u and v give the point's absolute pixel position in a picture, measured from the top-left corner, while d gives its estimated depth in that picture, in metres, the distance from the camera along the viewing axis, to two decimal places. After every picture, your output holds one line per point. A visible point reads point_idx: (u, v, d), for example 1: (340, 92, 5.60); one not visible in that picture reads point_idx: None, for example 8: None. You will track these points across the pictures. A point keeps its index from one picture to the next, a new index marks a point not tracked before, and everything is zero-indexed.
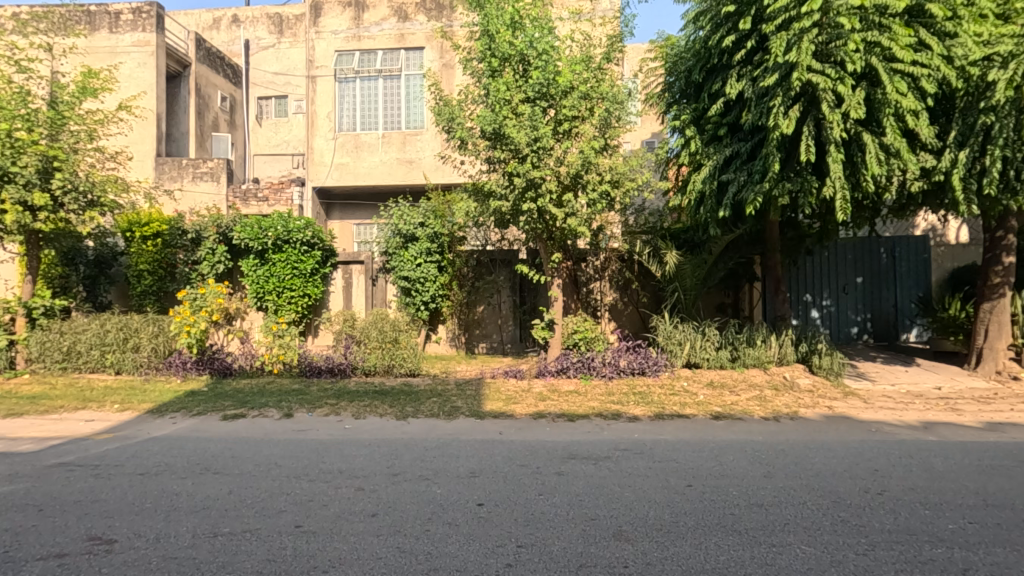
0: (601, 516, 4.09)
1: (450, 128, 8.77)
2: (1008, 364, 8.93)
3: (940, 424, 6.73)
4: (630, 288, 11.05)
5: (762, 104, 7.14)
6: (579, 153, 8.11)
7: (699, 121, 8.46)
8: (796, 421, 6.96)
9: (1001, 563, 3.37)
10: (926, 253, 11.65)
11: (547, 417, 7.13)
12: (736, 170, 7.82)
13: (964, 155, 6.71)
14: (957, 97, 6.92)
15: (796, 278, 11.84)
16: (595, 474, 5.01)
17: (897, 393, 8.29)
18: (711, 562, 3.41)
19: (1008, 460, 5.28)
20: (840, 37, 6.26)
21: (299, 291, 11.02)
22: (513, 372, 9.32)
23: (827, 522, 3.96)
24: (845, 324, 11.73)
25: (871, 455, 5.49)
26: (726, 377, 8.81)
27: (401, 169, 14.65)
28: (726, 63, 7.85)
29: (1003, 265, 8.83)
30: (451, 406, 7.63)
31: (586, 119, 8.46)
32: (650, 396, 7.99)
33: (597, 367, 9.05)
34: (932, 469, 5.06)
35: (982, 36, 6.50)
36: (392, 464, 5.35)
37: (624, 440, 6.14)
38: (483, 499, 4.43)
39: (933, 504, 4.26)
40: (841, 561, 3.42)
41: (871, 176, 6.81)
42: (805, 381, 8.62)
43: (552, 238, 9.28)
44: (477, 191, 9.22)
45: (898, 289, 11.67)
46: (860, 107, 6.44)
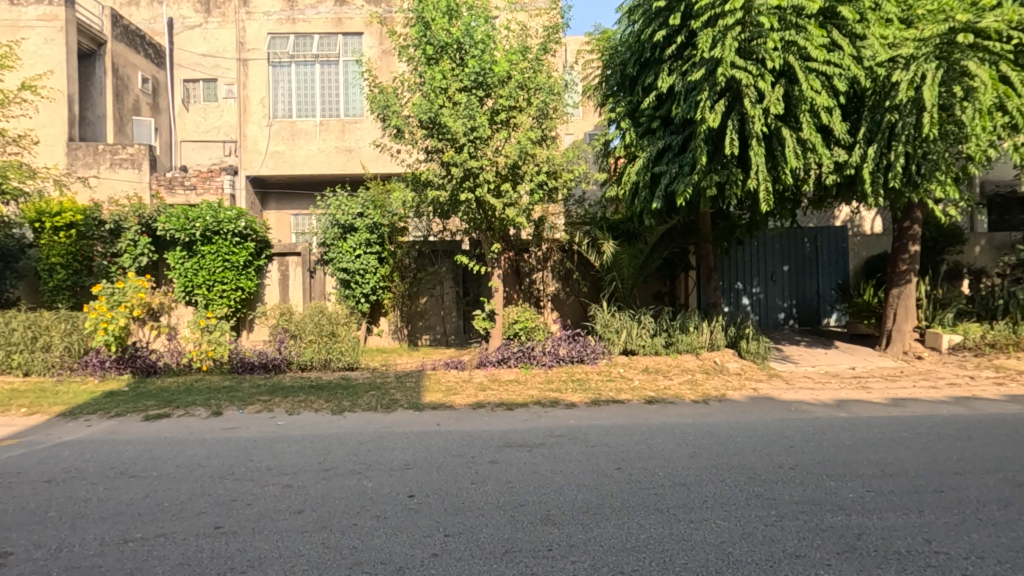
0: (530, 502, 4.16)
1: (386, 116, 8.63)
2: (913, 344, 9.65)
3: (851, 402, 7.24)
4: (571, 278, 11.26)
5: (690, 98, 7.39)
6: (516, 144, 8.14)
7: (634, 114, 8.68)
8: (723, 403, 7.31)
9: (892, 527, 3.66)
10: (846, 242, 12.43)
11: (487, 407, 7.18)
12: (668, 162, 8.06)
13: (872, 150, 7.17)
14: (866, 96, 7.35)
15: (729, 267, 12.31)
16: (529, 461, 5.09)
17: (816, 374, 8.86)
18: (631, 541, 3.54)
19: (906, 432, 5.75)
20: (760, 36, 6.55)
21: (231, 284, 10.57)
22: (453, 363, 9.30)
23: (742, 496, 4.19)
24: (773, 310, 12.36)
25: (788, 433, 5.84)
26: (660, 363, 9.11)
27: (340, 158, 14.24)
28: (658, 57, 8.04)
29: (909, 253, 9.56)
30: (389, 398, 7.54)
31: (523, 110, 8.45)
32: (588, 383, 8.17)
33: (537, 356, 9.15)
34: (841, 443, 5.44)
35: (888, 38, 6.93)
36: (323, 459, 5.23)
37: (560, 426, 6.26)
38: (414, 491, 4.41)
39: (838, 475, 4.58)
40: (751, 533, 3.61)
41: (790, 169, 7.23)
42: (733, 365, 9.04)
43: (492, 229, 9.22)
44: (415, 181, 9.03)
45: (820, 277, 12.40)
46: (779, 103, 6.77)
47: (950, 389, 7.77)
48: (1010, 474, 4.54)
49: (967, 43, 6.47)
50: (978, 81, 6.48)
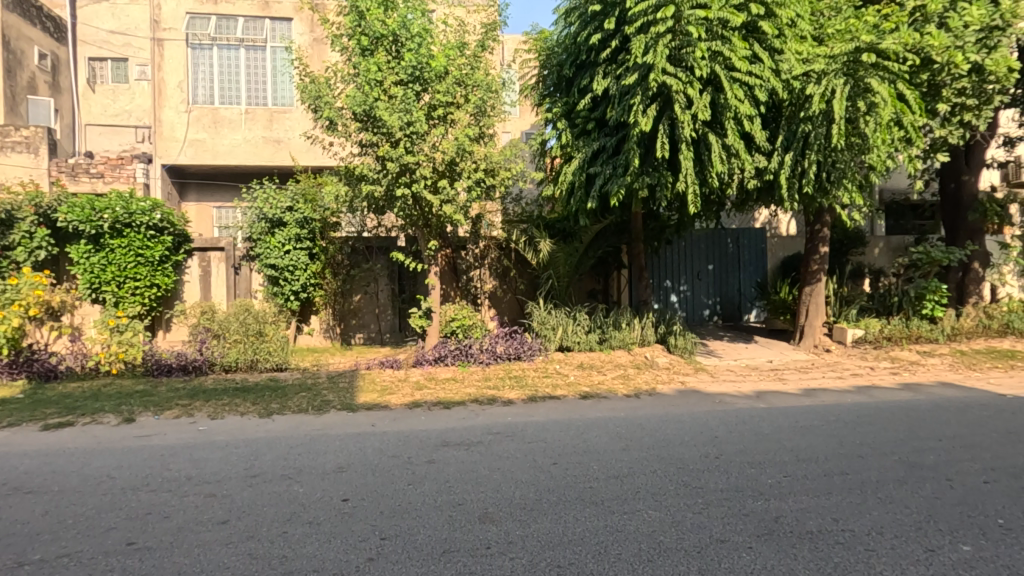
0: (468, 500, 4.15)
1: (317, 106, 8.36)
2: (822, 338, 10.44)
3: (769, 393, 7.74)
4: (508, 276, 11.33)
5: (624, 101, 7.62)
6: (454, 140, 8.06)
7: (570, 115, 8.85)
8: (654, 397, 7.61)
9: (805, 509, 3.95)
10: (763, 243, 13.29)
11: (423, 406, 7.09)
12: (603, 163, 8.27)
13: (789, 158, 7.68)
14: (783, 107, 7.85)
15: (659, 266, 12.78)
16: (466, 460, 5.07)
17: (738, 367, 9.39)
18: (568, 534, 3.60)
19: (817, 420, 6.22)
20: (689, 44, 6.84)
21: (145, 281, 9.83)
22: (389, 362, 9.11)
23: (672, 486, 4.37)
24: (699, 307, 12.97)
25: (713, 424, 6.16)
26: (594, 359, 9.34)
27: (268, 148, 13.56)
28: (593, 60, 8.24)
29: (819, 254, 10.33)
30: (321, 399, 7.28)
31: (461, 107, 8.39)
32: (525, 380, 8.26)
33: (475, 354, 9.14)
34: (760, 432, 5.80)
35: (803, 54, 7.44)
36: (250, 466, 4.97)
37: (497, 424, 6.28)
38: (349, 495, 4.28)
39: (758, 463, 4.88)
40: (680, 521, 3.78)
41: (716, 173, 7.61)
42: (663, 360, 9.42)
43: (428, 225, 9.10)
44: (348, 175, 8.76)
45: (741, 275, 13.17)
46: (706, 110, 7.11)
47: (854, 379, 8.47)
48: (905, 455, 5.01)
49: (870, 62, 7.05)
50: (879, 98, 7.08)
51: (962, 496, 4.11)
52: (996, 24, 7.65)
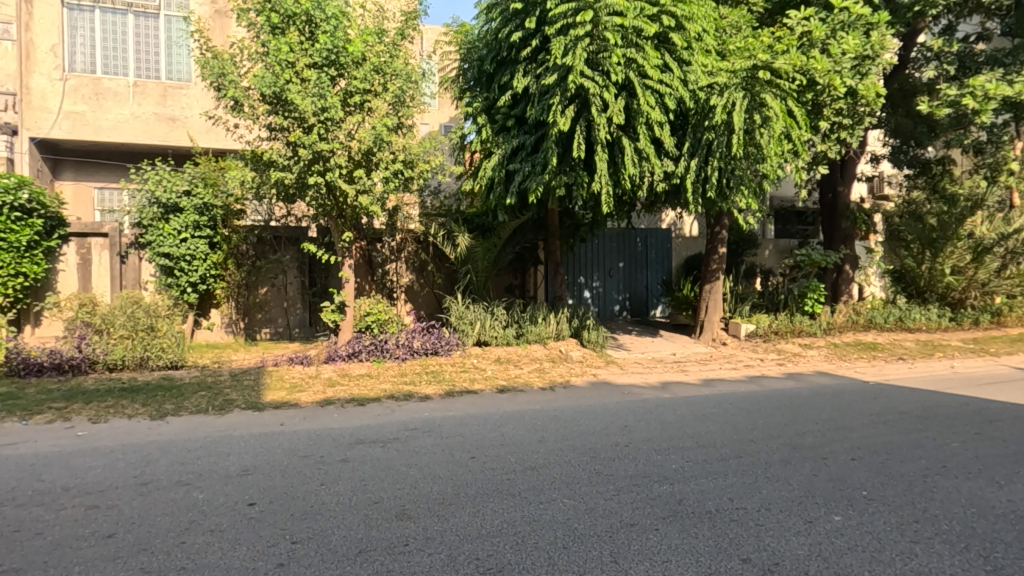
0: (384, 498, 4.08)
1: (222, 84, 7.83)
2: (719, 333, 11.27)
3: (673, 384, 8.27)
4: (425, 270, 11.17)
5: (543, 101, 7.77)
6: (371, 129, 7.80)
7: (490, 110, 8.87)
8: (568, 389, 7.87)
9: (705, 490, 4.27)
10: (669, 243, 14.13)
11: (336, 403, 6.85)
12: (522, 160, 8.40)
13: (694, 163, 8.19)
14: (690, 116, 8.36)
15: (574, 263, 13.17)
16: (382, 457, 4.97)
17: (646, 360, 9.93)
18: (486, 527, 3.65)
19: (715, 409, 6.73)
20: (606, 50, 7.09)
21: (8, 270, 8.62)
22: (299, 358, 8.70)
23: (585, 475, 4.56)
24: (610, 302, 13.54)
25: (623, 414, 6.48)
26: (511, 353, 9.46)
27: (161, 127, 12.40)
28: (514, 57, 8.33)
29: (718, 254, 11.15)
30: (223, 399, 6.81)
31: (379, 95, 8.14)
32: (442, 375, 8.21)
33: (391, 350, 8.90)
34: (665, 421, 6.19)
35: (708, 67, 7.95)
36: (141, 472, 4.56)
37: (414, 420, 6.21)
38: (255, 498, 4.06)
39: (663, 449, 5.20)
40: (593, 508, 3.95)
41: (628, 175, 7.96)
42: (576, 354, 9.74)
43: (343, 216, 8.77)
44: (255, 159, 8.26)
45: (649, 273, 13.91)
46: (620, 114, 7.42)
47: (746, 370, 9.25)
48: (788, 438, 5.55)
49: (765, 79, 7.66)
50: (773, 112, 7.73)
51: (834, 472, 4.62)
52: (867, 53, 8.60)
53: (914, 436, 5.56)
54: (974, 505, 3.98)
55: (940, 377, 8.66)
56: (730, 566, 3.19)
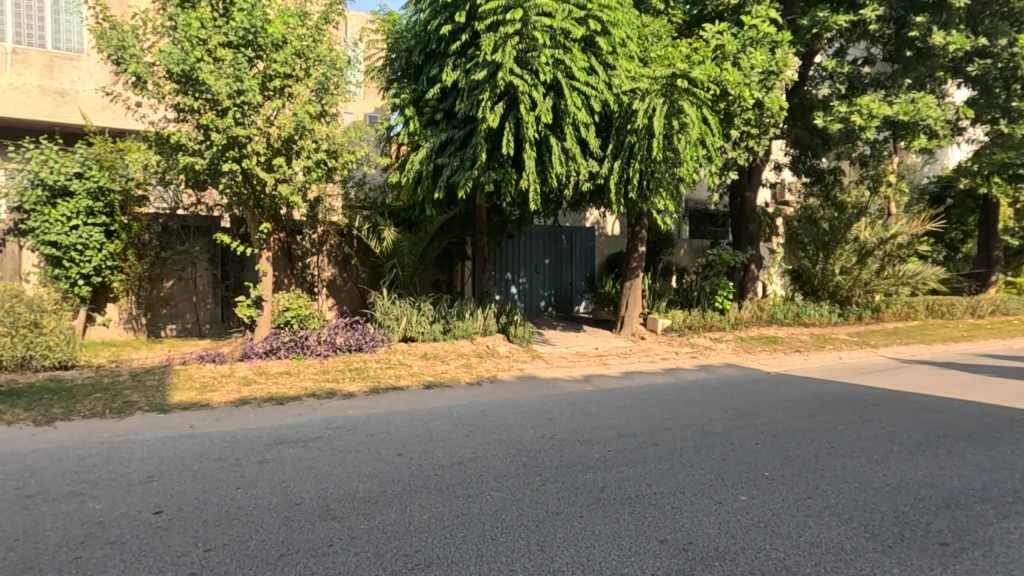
0: (306, 499, 3.94)
1: (121, 58, 7.19)
2: (639, 328, 11.79)
3: (595, 377, 8.57)
4: (349, 263, 10.88)
5: (472, 96, 7.77)
6: (292, 116, 7.44)
7: (418, 103, 8.74)
8: (494, 384, 7.96)
9: (625, 477, 4.48)
10: (592, 241, 14.58)
11: (252, 403, 6.50)
12: (450, 155, 8.36)
13: (617, 165, 8.50)
14: (614, 119, 8.66)
15: (501, 259, 13.27)
16: (303, 457, 4.79)
17: (570, 354, 10.21)
18: (414, 523, 3.62)
19: (635, 399, 7.07)
20: (535, 49, 7.19)
21: None
22: (210, 356, 8.17)
23: (512, 467, 4.64)
24: (536, 298, 13.77)
25: (549, 407, 6.64)
26: (438, 349, 9.38)
27: (46, 101, 11.16)
28: (443, 51, 8.26)
29: (638, 252, 11.67)
30: (122, 401, 6.26)
31: (301, 80, 7.78)
32: (366, 371, 8.02)
33: (312, 346, 8.55)
34: (588, 412, 6.41)
35: (631, 72, 8.27)
36: (24, 484, 4.11)
37: (337, 418, 6.02)
38: (162, 506, 3.78)
39: (586, 440, 5.39)
40: (520, 499, 4.03)
41: (555, 174, 8.14)
42: (503, 349, 9.84)
43: (260, 206, 8.31)
44: (161, 142, 7.65)
45: (573, 270, 14.28)
46: (548, 114, 7.57)
47: (663, 363, 9.77)
48: (700, 425, 5.94)
49: (682, 88, 8.08)
50: (689, 119, 8.18)
51: (740, 455, 5.00)
52: (773, 69, 9.28)
53: (808, 421, 6.12)
54: (857, 480, 4.45)
55: (830, 367, 9.58)
56: (648, 547, 3.37)
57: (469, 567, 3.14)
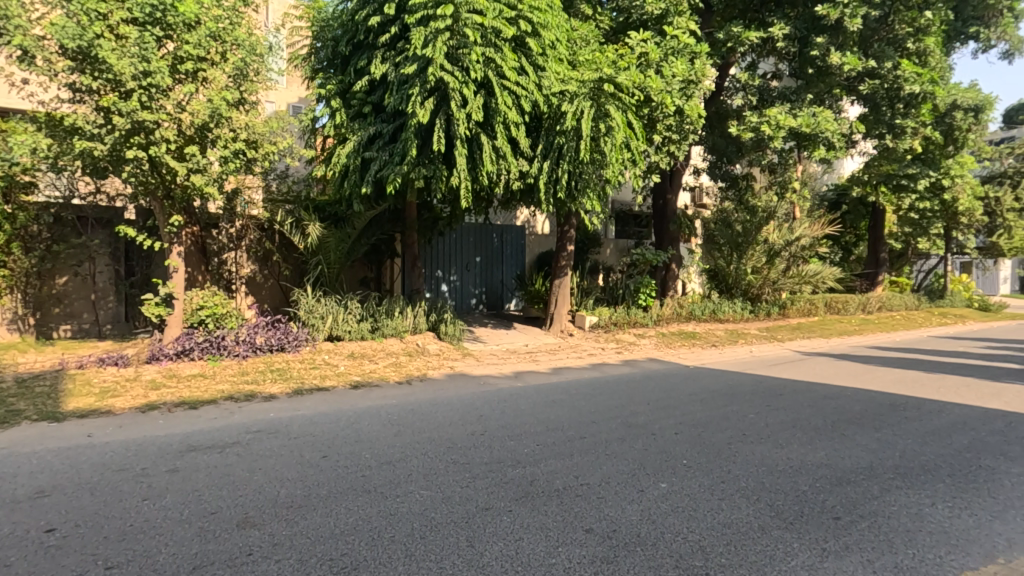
0: (222, 508, 3.73)
1: (4, 29, 6.46)
2: (567, 325, 12.07)
3: (526, 373, 8.70)
4: (270, 260, 10.39)
5: (402, 90, 7.64)
6: (207, 102, 6.99)
7: (345, 94, 8.48)
8: (424, 382, 7.88)
9: (553, 470, 4.59)
10: (523, 240, 14.74)
11: (161, 408, 6.06)
12: (379, 149, 8.18)
13: (546, 165, 8.65)
14: (543, 119, 8.80)
15: (431, 256, 13.12)
16: (219, 464, 4.53)
17: (500, 351, 10.29)
18: (340, 526, 3.53)
19: (563, 395, 7.25)
20: (466, 46, 7.18)
21: None
22: (112, 359, 7.51)
23: (442, 465, 4.62)
24: (466, 296, 13.74)
25: (479, 404, 6.67)
26: (366, 348, 9.16)
27: None
28: (371, 42, 8.08)
29: (566, 251, 11.93)
30: (5, 410, 5.64)
31: (216, 65, 7.33)
32: (289, 372, 7.69)
33: (229, 347, 8.10)
34: (518, 408, 6.51)
35: (561, 75, 8.43)
36: None
37: (257, 421, 5.74)
38: (55, 524, 3.45)
39: (516, 435, 5.46)
40: (449, 497, 4.02)
41: (485, 172, 8.17)
42: (433, 347, 9.76)
43: (171, 197, 7.75)
44: (53, 124, 6.94)
45: (504, 268, 14.38)
46: (479, 111, 7.57)
47: (590, 358, 10.08)
48: (624, 418, 6.19)
49: (609, 92, 8.34)
50: (615, 123, 8.47)
51: (660, 445, 5.26)
52: (692, 78, 9.78)
53: (721, 410, 6.54)
54: (765, 464, 4.79)
55: (742, 360, 10.27)
56: (575, 538, 3.47)
57: (398, 567, 3.10)
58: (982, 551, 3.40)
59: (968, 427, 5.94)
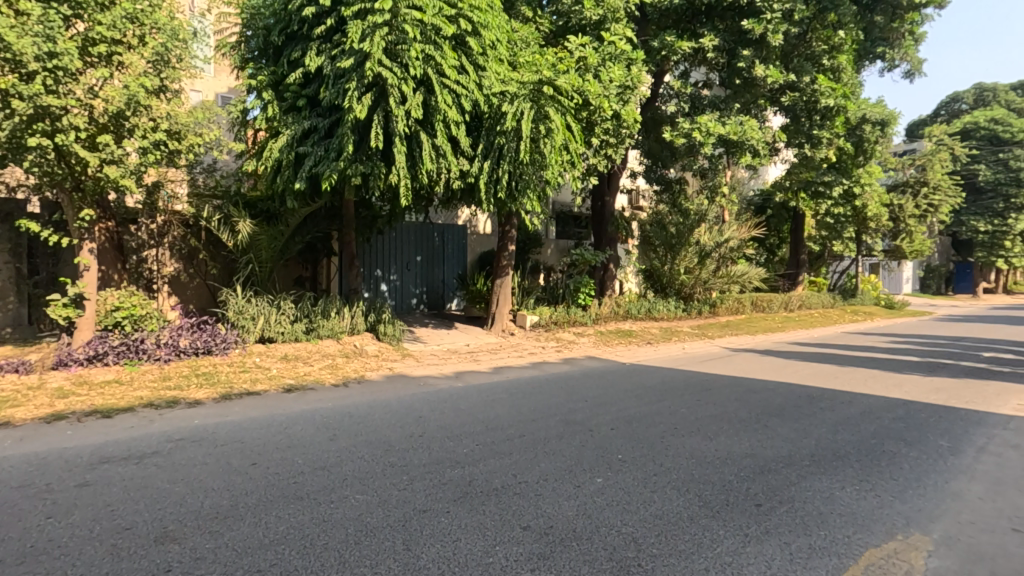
0: (138, 522, 3.49)
1: None
2: (508, 324, 12.13)
3: (466, 373, 8.68)
4: (196, 258, 9.81)
5: (338, 84, 7.43)
6: (123, 88, 6.53)
7: (277, 86, 8.16)
8: (362, 384, 7.69)
9: (492, 470, 4.60)
10: (464, 239, 14.69)
11: (69, 418, 5.60)
12: (313, 144, 7.91)
13: (487, 165, 8.65)
14: (484, 119, 8.80)
15: (370, 255, 12.84)
16: (136, 475, 4.24)
17: (441, 352, 10.21)
18: (269, 536, 3.39)
19: (503, 394, 7.29)
20: (404, 42, 7.08)
21: None
22: (12, 365, 6.88)
23: (379, 468, 4.53)
24: (407, 296, 13.53)
25: (418, 405, 6.59)
26: (300, 350, 8.83)
27: None
28: (306, 34, 7.82)
29: (507, 251, 11.99)
30: None
31: (134, 49, 6.87)
32: (216, 376, 7.30)
33: (149, 351, 7.60)
34: (458, 409, 6.48)
35: (501, 75, 8.47)
36: None
37: (180, 429, 5.42)
38: None
39: (455, 436, 5.43)
40: (386, 500, 3.95)
41: (425, 170, 8.07)
42: (371, 348, 9.55)
43: (82, 189, 7.18)
44: None
45: (445, 267, 14.28)
46: (418, 109, 7.47)
47: (530, 357, 10.18)
48: (563, 415, 6.29)
49: (548, 94, 8.45)
50: (554, 125, 8.59)
51: (597, 441, 5.39)
52: (629, 84, 10.07)
53: (655, 406, 6.78)
54: (695, 456, 5.01)
55: (675, 357, 10.69)
56: (513, 535, 3.50)
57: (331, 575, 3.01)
58: (884, 529, 3.70)
59: (874, 416, 6.46)
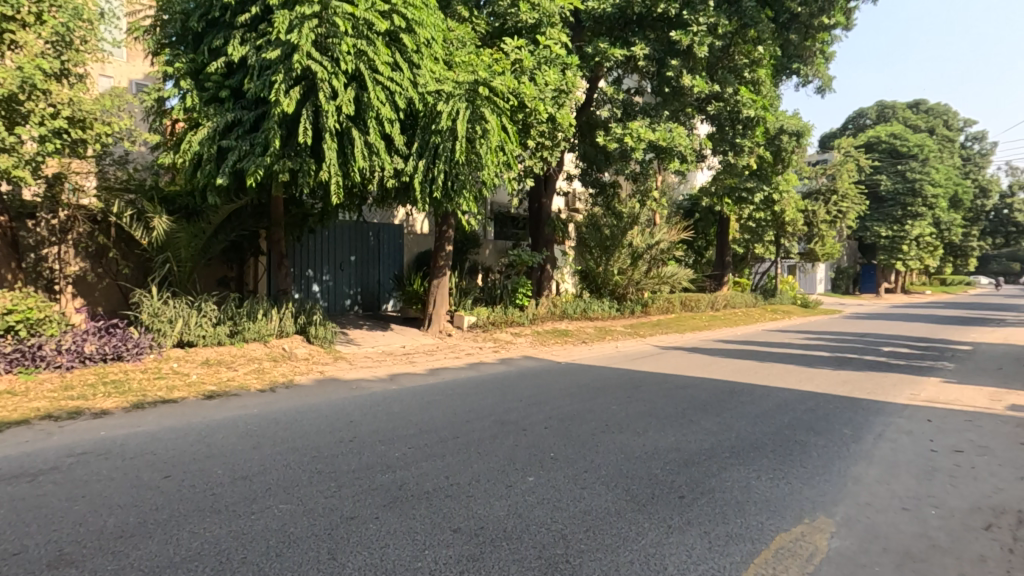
0: (29, 547, 3.19)
1: None
2: (445, 325, 12.03)
3: (401, 375, 8.53)
4: (105, 257, 9.08)
5: (264, 76, 7.11)
6: (16, 70, 5.96)
7: (197, 76, 7.71)
8: (291, 389, 7.39)
9: (424, 473, 4.54)
10: (400, 239, 14.44)
11: None
12: (237, 138, 7.52)
13: (422, 164, 8.54)
14: (419, 118, 8.68)
15: (301, 254, 12.36)
16: (29, 495, 3.87)
17: (375, 354, 9.98)
18: (181, 553, 3.19)
19: (438, 395, 7.22)
20: (335, 36, 6.87)
21: None
22: None
23: (305, 476, 4.37)
24: (340, 297, 13.14)
25: (349, 409, 6.41)
26: (223, 354, 8.38)
27: None
28: (229, 21, 7.43)
29: (444, 251, 11.90)
30: None
31: (30, 28, 6.29)
32: (127, 384, 6.79)
33: (48, 357, 6.99)
34: (391, 412, 6.35)
35: (437, 74, 8.38)
36: None
37: (83, 442, 5.00)
38: None
39: (387, 440, 5.32)
40: (311, 509, 3.81)
41: (357, 168, 7.86)
42: (301, 351, 9.20)
43: None
44: None
45: (380, 268, 13.98)
46: (350, 105, 7.27)
47: (467, 358, 10.14)
48: (498, 415, 6.31)
49: (484, 95, 8.45)
50: (490, 125, 8.59)
51: (531, 440, 5.44)
52: (563, 88, 10.24)
53: (588, 403, 6.93)
54: (624, 452, 5.16)
55: (608, 355, 10.98)
56: (442, 538, 3.47)
57: None
58: (793, 514, 3.96)
59: (787, 408, 6.90)
